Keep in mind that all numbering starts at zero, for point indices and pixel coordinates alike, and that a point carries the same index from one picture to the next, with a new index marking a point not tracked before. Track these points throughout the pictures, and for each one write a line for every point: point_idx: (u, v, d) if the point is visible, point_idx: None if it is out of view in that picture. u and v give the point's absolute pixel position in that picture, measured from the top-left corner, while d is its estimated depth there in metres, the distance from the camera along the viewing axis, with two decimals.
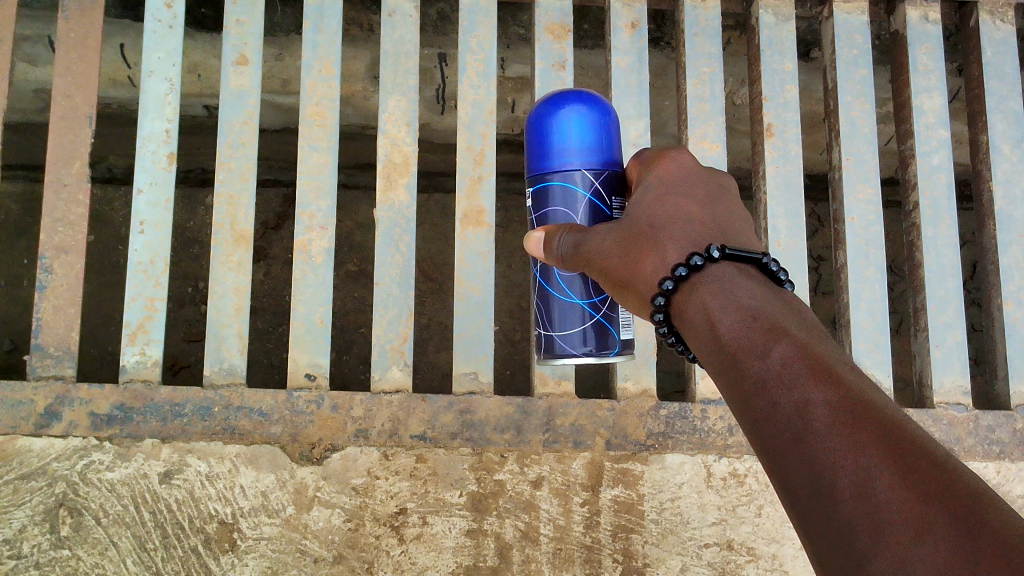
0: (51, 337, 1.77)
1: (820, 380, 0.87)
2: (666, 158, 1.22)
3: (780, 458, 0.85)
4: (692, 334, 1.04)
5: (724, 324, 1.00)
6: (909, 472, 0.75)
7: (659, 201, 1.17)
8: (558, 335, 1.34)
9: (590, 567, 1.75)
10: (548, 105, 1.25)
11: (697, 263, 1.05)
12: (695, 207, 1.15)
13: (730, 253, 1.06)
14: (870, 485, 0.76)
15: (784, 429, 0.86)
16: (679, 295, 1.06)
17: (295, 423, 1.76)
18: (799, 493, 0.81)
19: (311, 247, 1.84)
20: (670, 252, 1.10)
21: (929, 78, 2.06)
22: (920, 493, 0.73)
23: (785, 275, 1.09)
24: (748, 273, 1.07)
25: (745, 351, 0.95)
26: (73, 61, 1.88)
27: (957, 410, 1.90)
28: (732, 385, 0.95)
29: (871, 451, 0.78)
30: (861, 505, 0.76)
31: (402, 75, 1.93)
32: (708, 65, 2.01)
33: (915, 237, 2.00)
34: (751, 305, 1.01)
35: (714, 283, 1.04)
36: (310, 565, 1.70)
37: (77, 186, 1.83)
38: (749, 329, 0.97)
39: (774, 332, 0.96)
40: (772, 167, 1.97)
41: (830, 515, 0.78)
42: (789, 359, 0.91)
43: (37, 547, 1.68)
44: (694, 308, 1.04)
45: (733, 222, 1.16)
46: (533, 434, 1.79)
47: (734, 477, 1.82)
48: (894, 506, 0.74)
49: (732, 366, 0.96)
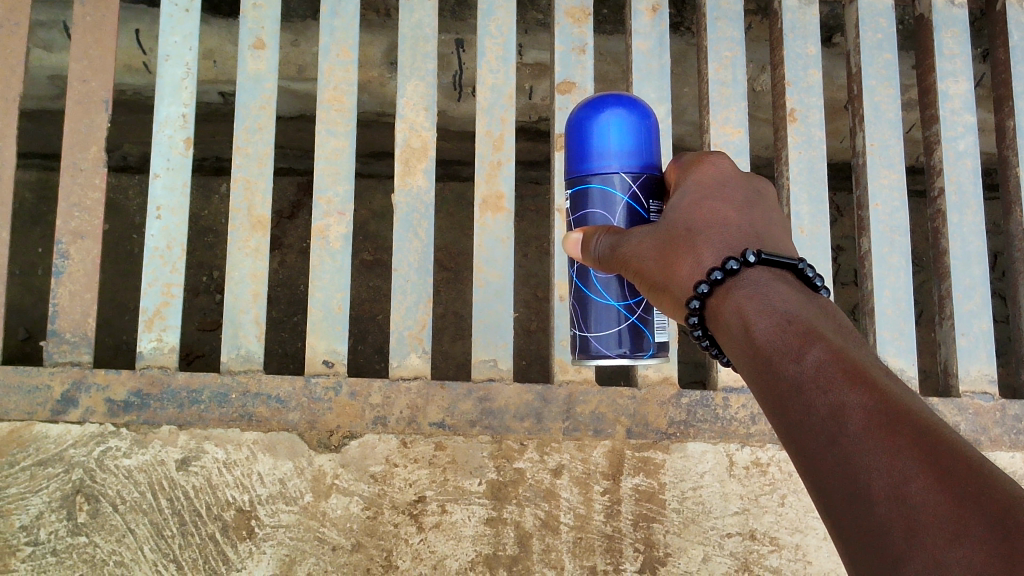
0: (67, 323, 1.76)
1: (856, 382, 0.85)
2: (704, 162, 1.19)
3: (815, 461, 0.83)
4: (727, 337, 1.03)
5: (759, 327, 0.98)
6: (946, 475, 0.72)
7: (697, 205, 1.14)
8: (594, 336, 1.31)
9: (611, 557, 1.72)
10: (587, 108, 1.21)
11: (732, 268, 1.03)
12: (732, 212, 1.12)
13: (766, 258, 1.03)
14: (906, 489, 0.74)
15: (819, 432, 0.84)
16: (714, 298, 1.04)
17: (313, 410, 1.74)
18: (833, 497, 0.79)
19: (329, 232, 1.82)
20: (706, 256, 1.08)
21: (955, 62, 2.04)
22: (957, 497, 0.71)
23: (821, 281, 1.07)
24: (785, 279, 1.04)
25: (779, 354, 0.93)
26: (89, 45, 1.87)
27: (983, 399, 1.87)
28: (767, 389, 0.93)
29: (907, 454, 0.75)
30: (896, 508, 0.74)
31: (420, 59, 1.91)
32: (730, 50, 1.98)
33: (941, 224, 1.97)
34: (785, 308, 0.99)
35: (750, 287, 1.02)
36: (328, 554, 1.69)
37: (93, 171, 1.82)
38: (783, 332, 0.95)
39: (809, 335, 0.94)
40: (794, 153, 1.94)
41: (864, 517, 0.76)
42: (823, 361, 0.89)
43: (55, 533, 1.66)
44: (729, 311, 1.02)
45: (770, 228, 1.13)
46: (553, 422, 1.77)
47: (757, 466, 1.80)
48: (930, 509, 0.72)
49: (767, 369, 0.94)
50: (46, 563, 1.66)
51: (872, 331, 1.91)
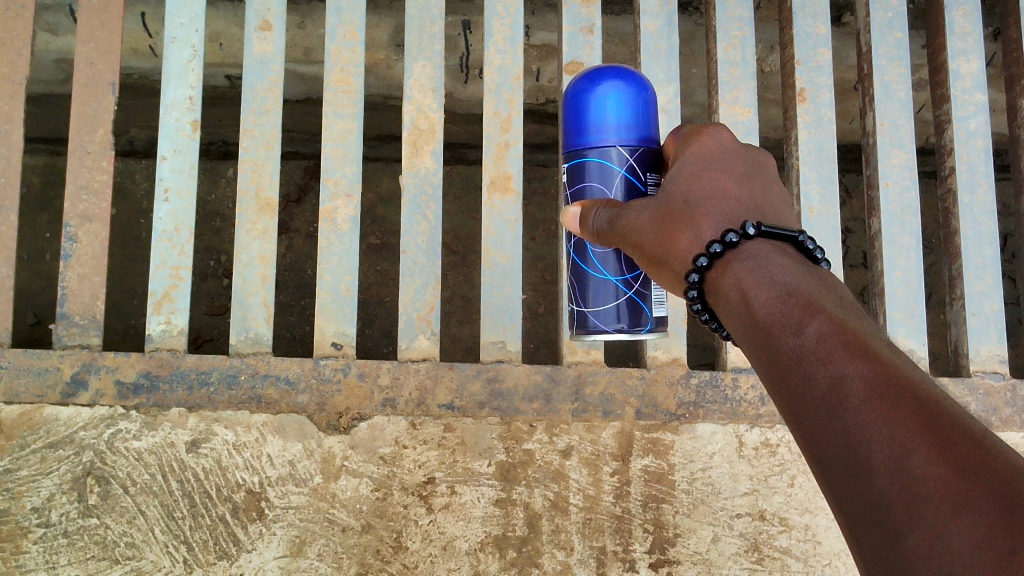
0: (76, 306, 1.76)
1: (856, 355, 0.84)
2: (703, 134, 1.18)
3: (815, 434, 0.82)
4: (726, 311, 1.02)
5: (758, 300, 0.97)
6: (947, 447, 0.72)
7: (696, 177, 1.13)
8: (591, 311, 1.31)
9: (620, 537, 1.73)
10: (584, 81, 1.20)
11: (732, 240, 1.02)
12: (732, 185, 1.12)
13: (766, 230, 1.03)
14: (907, 461, 0.73)
15: (819, 404, 0.83)
16: (713, 271, 1.04)
17: (322, 391, 1.75)
18: (833, 469, 0.79)
19: (337, 215, 1.82)
20: (706, 229, 1.07)
21: (966, 41, 2.02)
22: (959, 469, 0.70)
23: (822, 253, 1.06)
24: (784, 251, 1.04)
25: (779, 327, 0.93)
26: (95, 27, 1.86)
27: (994, 379, 1.86)
28: (767, 362, 0.93)
29: (908, 426, 0.75)
30: (897, 481, 0.73)
31: (427, 40, 1.90)
32: (739, 29, 1.97)
33: (951, 204, 1.96)
34: (786, 282, 0.98)
35: (750, 260, 1.02)
36: (338, 535, 1.69)
37: (100, 154, 1.81)
38: (784, 305, 0.95)
39: (810, 308, 0.93)
40: (804, 133, 1.93)
41: (864, 490, 0.75)
42: (824, 334, 0.88)
43: (66, 515, 1.67)
44: (729, 284, 1.02)
45: (769, 200, 1.13)
46: (561, 403, 1.77)
47: (767, 447, 1.80)
48: (930, 481, 0.71)
49: (767, 342, 0.93)
50: (58, 545, 1.66)
51: (883, 311, 1.90)
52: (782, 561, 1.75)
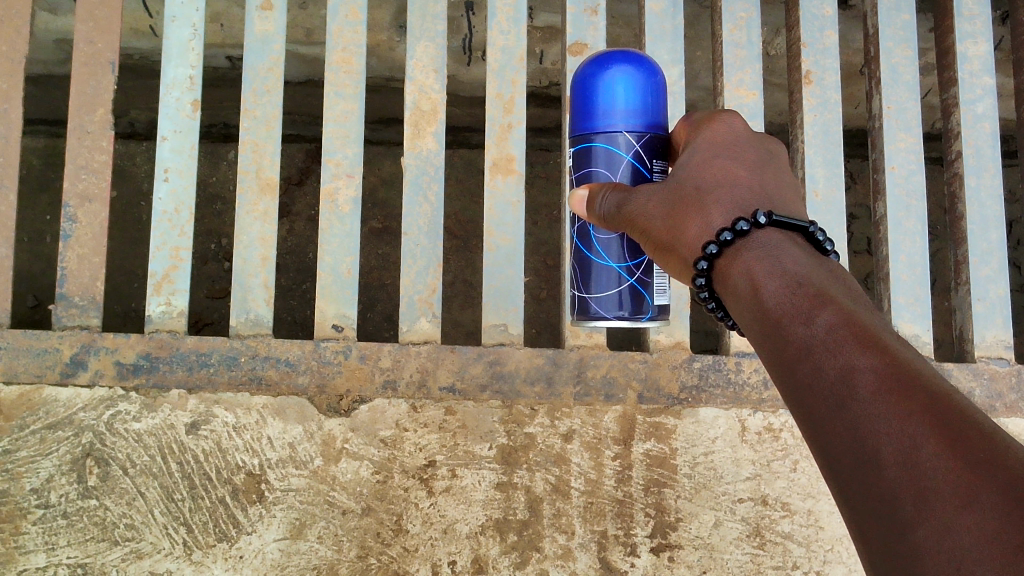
0: (75, 287, 1.75)
1: (867, 347, 0.82)
2: (716, 120, 1.17)
3: (823, 425, 0.81)
4: (734, 299, 1.01)
5: (768, 289, 0.96)
6: (957, 441, 0.70)
7: (708, 163, 1.12)
8: (593, 298, 1.29)
9: (622, 521, 1.72)
10: (593, 65, 1.19)
11: (743, 229, 1.01)
12: (743, 172, 1.10)
13: (777, 219, 1.02)
14: (916, 455, 0.71)
15: (828, 396, 0.81)
16: (723, 259, 1.03)
17: (323, 373, 1.73)
18: (842, 460, 0.77)
19: (338, 196, 1.80)
20: (716, 216, 1.06)
21: (974, 23, 2.00)
22: (968, 463, 0.68)
23: (831, 245, 1.05)
24: (795, 242, 1.02)
25: (789, 317, 0.91)
26: (95, 5, 1.85)
27: (999, 365, 1.85)
28: (776, 352, 0.91)
29: (918, 419, 0.73)
30: (906, 475, 0.71)
31: (430, 20, 1.89)
32: (745, 11, 1.95)
33: (957, 188, 1.95)
34: (796, 272, 0.97)
35: (760, 249, 1.00)
36: (338, 517, 1.68)
37: (99, 134, 1.80)
38: (794, 295, 0.93)
39: (820, 298, 0.91)
40: (809, 115, 1.91)
41: (873, 482, 0.74)
42: (835, 325, 0.87)
43: (65, 496, 1.66)
44: (738, 273, 1.00)
45: (780, 188, 1.11)
46: (564, 386, 1.76)
47: (770, 432, 1.79)
48: (940, 475, 0.70)
49: (777, 332, 0.92)
50: (57, 526, 1.66)
51: (887, 296, 1.89)
52: (783, 545, 1.75)
